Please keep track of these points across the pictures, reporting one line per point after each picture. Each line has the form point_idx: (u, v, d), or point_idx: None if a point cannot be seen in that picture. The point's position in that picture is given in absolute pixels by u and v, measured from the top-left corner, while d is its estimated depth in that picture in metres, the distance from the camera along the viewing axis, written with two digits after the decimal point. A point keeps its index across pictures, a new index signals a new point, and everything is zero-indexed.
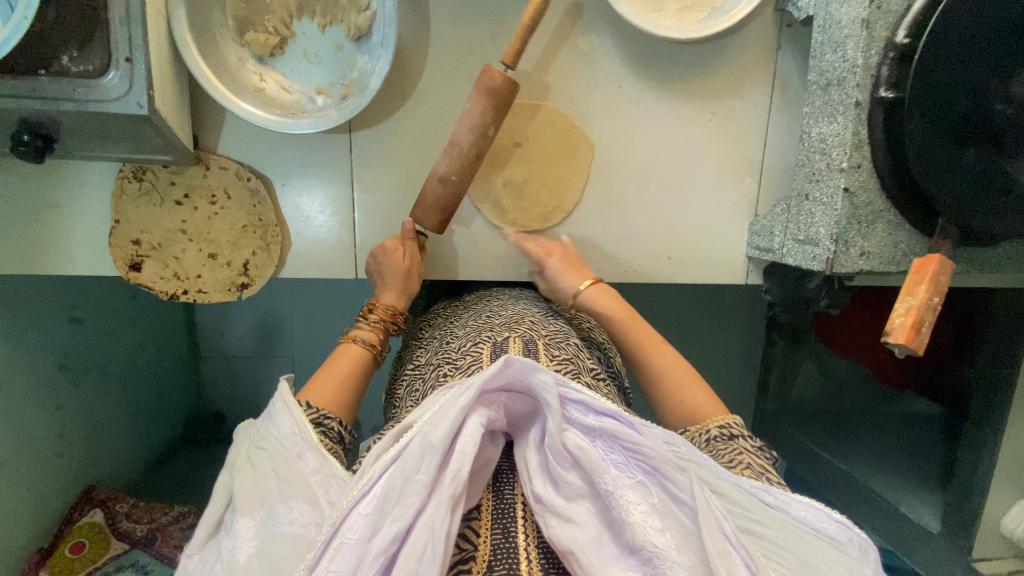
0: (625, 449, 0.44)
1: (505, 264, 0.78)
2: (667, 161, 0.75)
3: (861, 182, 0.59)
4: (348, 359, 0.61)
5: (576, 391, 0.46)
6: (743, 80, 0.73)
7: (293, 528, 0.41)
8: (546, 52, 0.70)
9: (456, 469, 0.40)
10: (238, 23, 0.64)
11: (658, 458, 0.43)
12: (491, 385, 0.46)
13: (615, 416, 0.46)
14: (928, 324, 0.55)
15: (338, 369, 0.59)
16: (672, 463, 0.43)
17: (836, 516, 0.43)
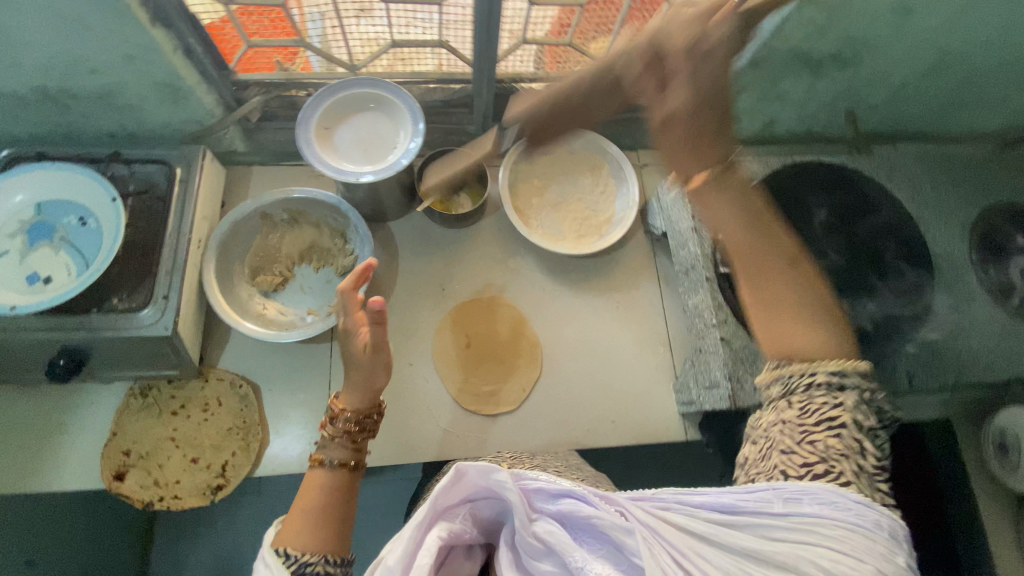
0: (587, 526, 0.42)
1: (465, 444, 0.84)
2: (593, 342, 0.92)
3: (733, 331, 0.76)
4: (311, 493, 0.51)
5: (533, 478, 0.45)
6: (636, 277, 0.96)
7: None
8: (485, 273, 0.94)
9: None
10: (252, 270, 0.86)
11: (607, 525, 0.41)
12: (450, 498, 0.44)
13: (569, 492, 0.44)
14: None
15: (304, 508, 0.50)
16: (620, 526, 0.40)
17: (850, 497, 0.41)
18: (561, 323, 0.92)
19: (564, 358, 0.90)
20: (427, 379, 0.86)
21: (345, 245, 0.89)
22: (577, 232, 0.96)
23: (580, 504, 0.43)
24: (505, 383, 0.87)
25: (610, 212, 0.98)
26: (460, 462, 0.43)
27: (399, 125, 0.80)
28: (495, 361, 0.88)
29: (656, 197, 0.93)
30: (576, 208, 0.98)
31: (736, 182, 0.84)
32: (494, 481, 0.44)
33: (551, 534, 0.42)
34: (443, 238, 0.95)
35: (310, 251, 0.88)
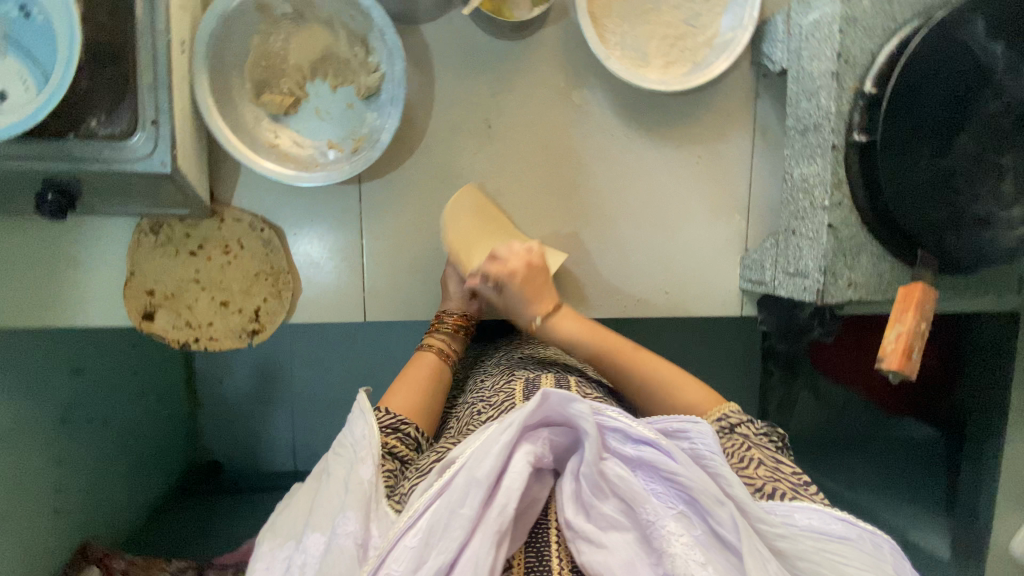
0: (664, 477, 0.42)
1: None
2: (661, 204, 0.79)
3: (844, 217, 0.63)
4: (424, 365, 0.70)
5: (613, 417, 0.44)
6: (726, 125, 0.78)
7: (348, 537, 0.44)
8: (542, 105, 0.75)
9: (502, 504, 0.39)
10: (255, 86, 0.68)
11: (695, 487, 0.40)
12: (530, 422, 0.44)
13: (652, 440, 0.43)
14: (918, 350, 0.58)
15: (413, 375, 0.67)
16: (711, 492, 0.39)
17: (835, 514, 0.42)
18: (627, 175, 0.78)
19: (625, 218, 0.79)
20: None
21: (369, 58, 0.69)
22: (665, 58, 0.74)
23: (658, 456, 0.42)
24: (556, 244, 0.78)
25: (712, 32, 0.74)
26: (549, 389, 0.43)
27: None
28: (547, 223, 0.78)
29: (784, 15, 0.69)
30: (668, 23, 0.74)
31: (909, 6, 0.60)
32: (574, 412, 0.43)
33: (623, 478, 0.41)
34: (492, 53, 0.73)
35: (325, 63, 0.69)
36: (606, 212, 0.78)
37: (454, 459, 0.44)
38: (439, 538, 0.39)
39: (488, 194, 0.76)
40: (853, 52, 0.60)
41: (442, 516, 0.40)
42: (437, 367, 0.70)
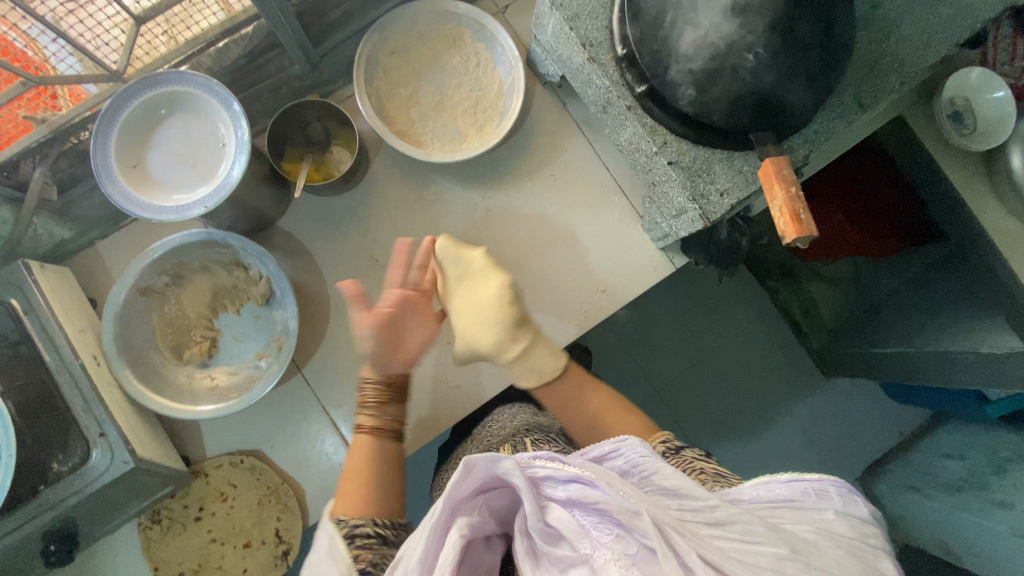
0: (594, 509, 0.47)
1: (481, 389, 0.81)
2: (549, 227, 0.84)
3: (676, 150, 0.68)
4: (363, 458, 0.63)
5: (539, 464, 0.50)
6: (558, 137, 0.86)
7: None
8: (406, 217, 0.82)
9: None
10: (174, 352, 0.75)
11: (615, 508, 0.44)
12: (464, 489, 0.50)
13: (576, 476, 0.48)
14: (804, 211, 0.61)
15: (352, 472, 0.61)
16: (625, 508, 0.44)
17: (781, 478, 0.46)
18: (508, 223, 0.84)
19: (530, 256, 0.84)
20: None
21: (249, 273, 0.77)
22: (476, 124, 0.84)
23: (582, 489, 0.47)
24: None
25: (497, 85, 0.84)
26: (470, 455, 0.47)
27: (213, 116, 0.64)
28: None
29: (536, 42, 0.79)
30: (461, 99, 0.84)
31: None
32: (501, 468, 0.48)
33: (560, 523, 0.47)
34: (342, 205, 0.81)
35: (219, 298, 0.77)
36: (511, 263, 0.83)
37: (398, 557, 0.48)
38: None
39: None
40: (592, 36, 0.69)
41: None
42: (375, 446, 0.64)
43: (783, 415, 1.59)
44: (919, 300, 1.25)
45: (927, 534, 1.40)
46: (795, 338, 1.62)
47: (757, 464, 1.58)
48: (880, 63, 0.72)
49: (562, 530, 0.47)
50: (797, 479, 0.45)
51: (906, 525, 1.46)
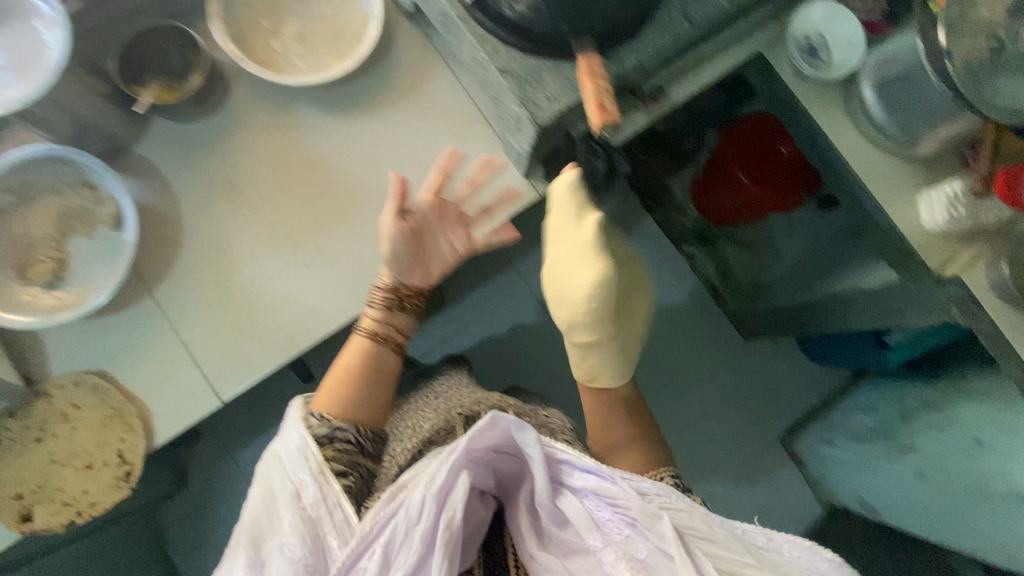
0: (606, 500, 0.66)
1: (339, 314, 0.79)
2: (412, 155, 0.85)
3: (506, 58, 0.70)
4: (355, 356, 0.76)
5: (564, 452, 0.68)
6: (422, 68, 0.87)
7: (292, 560, 0.58)
8: (265, 143, 0.82)
9: (449, 518, 0.61)
10: (17, 269, 0.75)
11: (633, 509, 0.64)
12: (483, 441, 0.66)
13: (595, 470, 0.66)
14: (609, 100, 0.63)
15: (343, 369, 0.74)
16: (647, 512, 0.63)
17: (816, 548, 0.63)
18: (371, 150, 0.84)
19: (392, 181, 0.83)
20: (268, 274, 0.79)
21: (96, 193, 0.77)
22: (337, 53, 0.85)
23: (601, 483, 0.66)
24: (343, 237, 0.81)
25: (359, 15, 0.85)
26: (497, 412, 0.64)
27: (28, 15, 0.65)
28: (324, 226, 0.81)
29: None
30: (323, 30, 0.86)
31: None
32: (523, 439, 0.65)
33: (573, 508, 0.66)
34: (199, 131, 0.82)
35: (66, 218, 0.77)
36: (372, 188, 0.83)
37: (400, 485, 0.62)
38: (400, 547, 0.60)
39: (262, 234, 0.80)
40: None
41: (400, 529, 0.60)
42: (368, 356, 0.76)
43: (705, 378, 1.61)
44: (830, 256, 1.30)
45: (847, 490, 1.42)
46: (716, 303, 1.62)
47: (679, 426, 1.59)
48: None
49: (572, 514, 0.66)
50: (835, 563, 0.62)
51: (827, 482, 1.49)
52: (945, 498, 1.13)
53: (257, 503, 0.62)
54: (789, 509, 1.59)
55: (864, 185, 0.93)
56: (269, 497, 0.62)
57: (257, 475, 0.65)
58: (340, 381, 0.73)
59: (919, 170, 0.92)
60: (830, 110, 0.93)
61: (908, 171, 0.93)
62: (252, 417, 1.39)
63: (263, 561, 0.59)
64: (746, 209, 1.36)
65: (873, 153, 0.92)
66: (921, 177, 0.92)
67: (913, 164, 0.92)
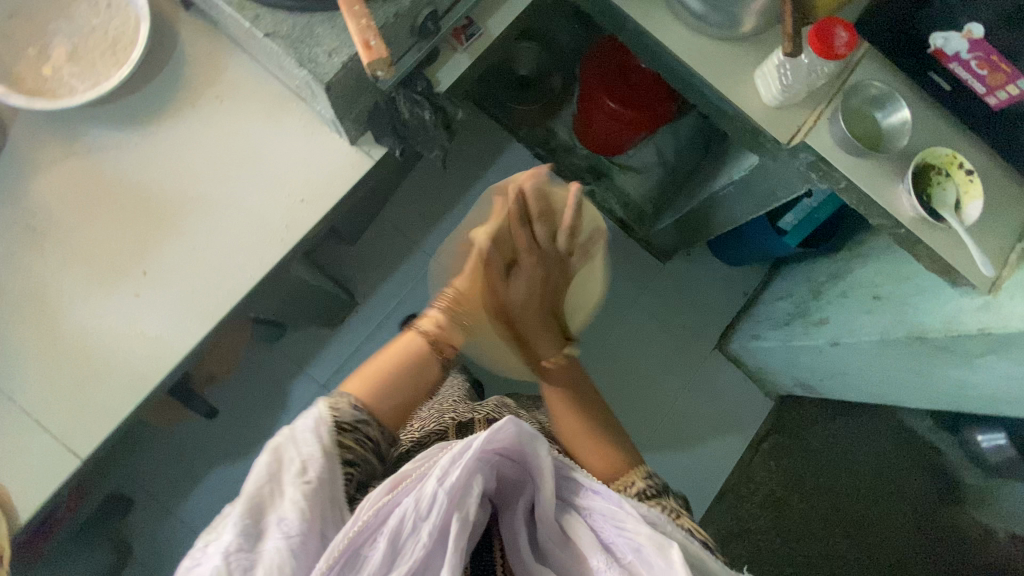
0: (615, 524, 0.67)
1: (187, 335, 0.75)
2: (226, 152, 0.79)
3: (272, 22, 0.65)
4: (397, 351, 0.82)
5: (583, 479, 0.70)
6: (216, 60, 0.81)
7: (282, 538, 0.56)
8: (61, 177, 0.76)
9: (464, 514, 0.60)
10: None
11: (641, 536, 0.65)
12: (500, 445, 0.65)
13: (610, 500, 0.68)
14: (374, 37, 0.59)
15: (383, 362, 0.81)
16: (655, 540, 0.64)
17: None
18: (181, 157, 0.78)
19: (211, 184, 0.78)
20: (98, 313, 0.74)
21: None
22: (118, 64, 0.79)
23: (611, 506, 0.68)
24: (172, 255, 0.76)
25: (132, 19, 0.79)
26: (517, 416, 0.63)
27: None
28: (150, 248, 0.76)
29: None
30: (98, 44, 0.79)
31: None
32: (535, 455, 0.65)
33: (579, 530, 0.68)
34: None
35: None
36: (192, 198, 0.78)
37: (408, 475, 0.61)
38: (406, 542, 0.58)
39: (81, 272, 0.74)
40: None
41: (410, 520, 0.58)
42: (411, 355, 0.82)
43: (633, 309, 1.62)
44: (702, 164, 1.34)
45: (785, 377, 1.48)
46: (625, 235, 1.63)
47: (619, 362, 1.60)
48: None
49: (580, 534, 0.68)
50: None
51: (765, 372, 1.55)
52: (858, 355, 1.17)
53: (262, 474, 0.61)
54: (744, 411, 1.63)
55: (699, 75, 0.92)
56: (273, 473, 0.61)
57: (264, 449, 0.64)
58: (375, 380, 0.79)
59: (747, 49, 0.93)
60: (649, 8, 0.92)
61: (736, 53, 0.93)
62: (183, 470, 1.33)
63: (260, 533, 0.57)
64: (616, 136, 1.36)
65: (699, 42, 0.92)
66: (749, 55, 0.93)
67: (738, 44, 0.93)
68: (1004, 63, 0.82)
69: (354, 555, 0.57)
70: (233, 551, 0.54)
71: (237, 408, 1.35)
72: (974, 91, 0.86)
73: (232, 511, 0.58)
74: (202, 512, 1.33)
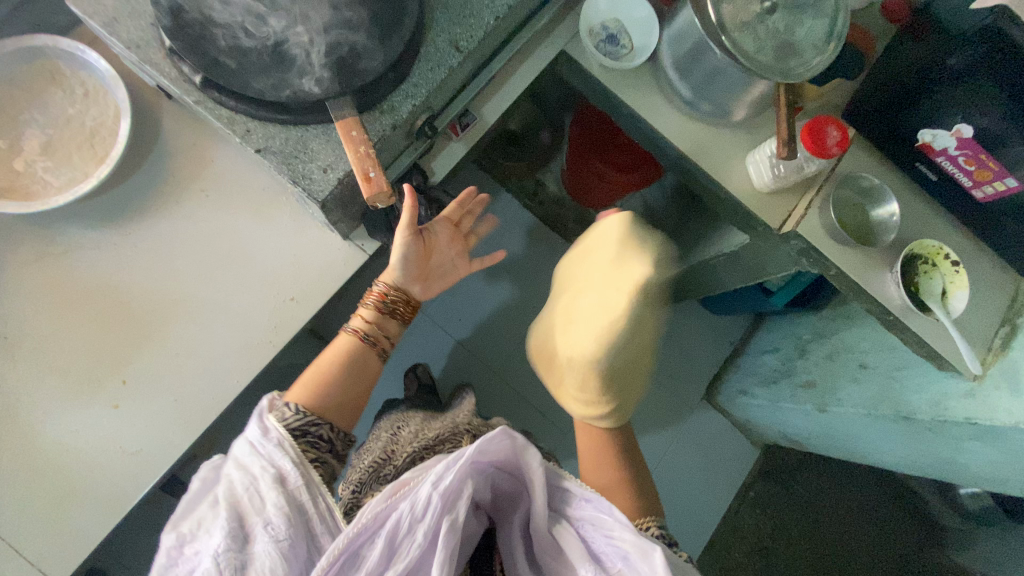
0: (602, 531, 0.63)
1: (169, 448, 0.72)
2: (210, 249, 0.76)
3: (263, 135, 0.62)
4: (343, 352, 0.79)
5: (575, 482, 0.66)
6: (201, 152, 0.78)
7: (267, 545, 0.55)
8: (36, 282, 0.72)
9: (454, 520, 0.58)
10: None
11: (625, 544, 0.61)
12: (490, 452, 0.63)
13: (596, 503, 0.64)
14: (374, 168, 0.58)
15: (324, 355, 0.79)
16: (640, 548, 0.59)
17: None
18: (162, 255, 0.75)
19: (195, 284, 0.75)
20: (74, 428, 0.70)
21: None
22: (95, 159, 0.75)
23: (599, 514, 0.64)
24: (152, 361, 0.73)
25: (112, 112, 0.76)
26: (508, 425, 0.61)
27: None
28: (129, 354, 0.72)
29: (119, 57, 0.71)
30: (73, 136, 0.75)
31: None
32: (528, 456, 0.62)
33: (563, 534, 0.64)
34: None
35: None
36: (174, 297, 0.74)
37: (402, 483, 0.59)
38: (399, 548, 0.56)
39: (55, 384, 0.71)
40: (136, 36, 0.62)
41: (401, 528, 0.56)
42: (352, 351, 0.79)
43: None
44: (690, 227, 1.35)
45: (771, 430, 1.49)
46: None
47: None
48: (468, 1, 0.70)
49: (564, 539, 0.64)
50: None
51: (752, 424, 1.56)
52: (843, 422, 1.19)
53: (236, 476, 0.60)
54: (732, 460, 1.64)
55: (692, 161, 0.93)
56: (248, 474, 0.61)
57: (230, 455, 0.63)
58: (316, 377, 0.75)
59: (739, 135, 0.93)
60: (643, 94, 0.92)
61: (729, 138, 0.93)
62: None
63: (246, 536, 0.56)
64: (606, 197, 1.36)
65: (692, 128, 0.92)
66: (742, 140, 0.93)
67: (732, 130, 0.93)
68: (991, 160, 0.81)
69: (352, 555, 0.56)
70: (222, 551, 0.53)
71: None
72: (962, 184, 0.88)
73: (216, 512, 0.57)
74: None
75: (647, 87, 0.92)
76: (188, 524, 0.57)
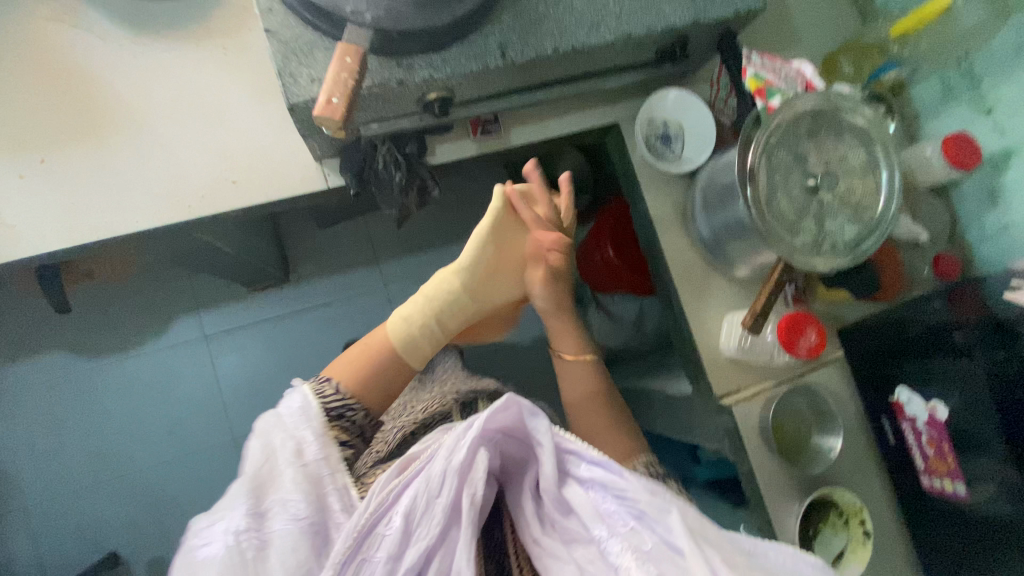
0: (612, 490, 0.57)
1: (34, 241, 0.71)
2: (195, 99, 0.76)
3: (280, 21, 0.62)
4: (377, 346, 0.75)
5: (569, 441, 0.60)
6: (245, 16, 0.78)
7: (295, 518, 0.52)
8: (32, 36, 0.74)
9: (469, 495, 0.54)
10: None
11: (640, 500, 0.55)
12: (495, 424, 0.58)
13: (599, 461, 0.58)
14: (339, 96, 0.57)
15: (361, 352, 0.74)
16: (655, 506, 0.55)
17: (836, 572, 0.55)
18: (150, 80, 0.75)
19: (161, 119, 0.75)
20: None
21: None
22: None
23: (609, 476, 0.57)
24: (79, 159, 0.73)
25: None
26: (515, 394, 0.57)
27: None
28: (63, 141, 0.73)
29: None
30: None
31: None
32: (536, 426, 0.58)
33: (573, 497, 0.58)
34: None
35: None
36: (135, 119, 0.74)
37: (409, 457, 0.57)
38: (421, 519, 0.53)
39: None
40: None
41: (415, 499, 0.53)
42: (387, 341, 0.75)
43: None
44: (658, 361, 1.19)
45: None
46: None
47: None
48: (539, 21, 0.69)
49: (576, 504, 0.58)
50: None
51: None
52: None
53: (255, 461, 0.56)
54: None
55: (675, 288, 0.89)
56: (274, 456, 0.56)
57: (255, 433, 0.59)
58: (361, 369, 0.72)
59: (733, 290, 0.89)
60: (666, 202, 0.89)
61: (721, 288, 0.89)
62: (33, 333, 1.30)
63: (265, 513, 0.52)
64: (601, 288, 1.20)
65: (692, 258, 0.89)
66: (732, 297, 0.89)
67: (729, 282, 0.89)
68: (950, 454, 0.75)
69: (368, 535, 0.53)
70: (242, 531, 0.50)
71: (116, 307, 1.32)
72: (914, 460, 0.80)
73: (239, 490, 0.53)
74: (26, 382, 1.28)
75: (674, 198, 0.90)
76: (210, 510, 0.54)
